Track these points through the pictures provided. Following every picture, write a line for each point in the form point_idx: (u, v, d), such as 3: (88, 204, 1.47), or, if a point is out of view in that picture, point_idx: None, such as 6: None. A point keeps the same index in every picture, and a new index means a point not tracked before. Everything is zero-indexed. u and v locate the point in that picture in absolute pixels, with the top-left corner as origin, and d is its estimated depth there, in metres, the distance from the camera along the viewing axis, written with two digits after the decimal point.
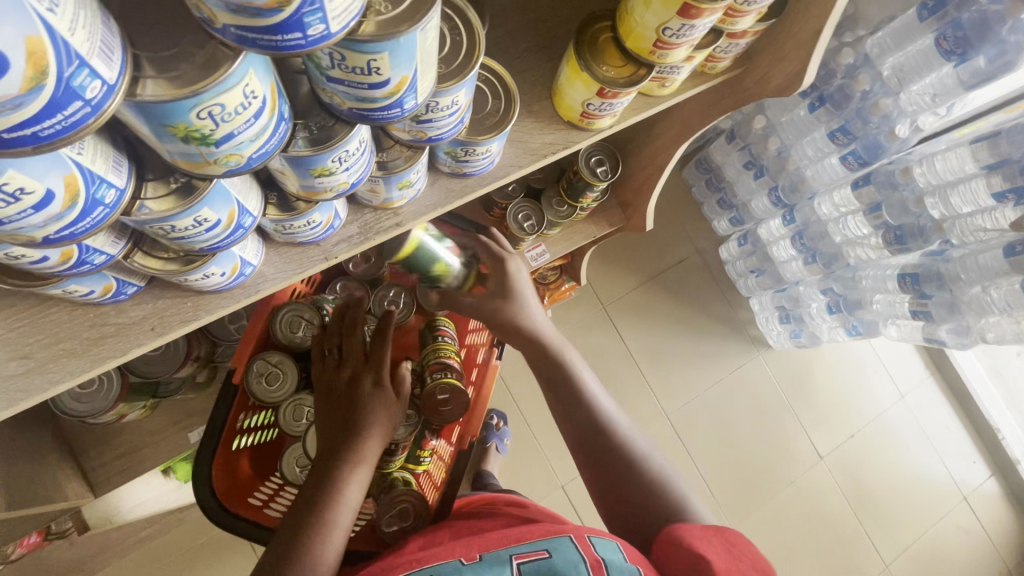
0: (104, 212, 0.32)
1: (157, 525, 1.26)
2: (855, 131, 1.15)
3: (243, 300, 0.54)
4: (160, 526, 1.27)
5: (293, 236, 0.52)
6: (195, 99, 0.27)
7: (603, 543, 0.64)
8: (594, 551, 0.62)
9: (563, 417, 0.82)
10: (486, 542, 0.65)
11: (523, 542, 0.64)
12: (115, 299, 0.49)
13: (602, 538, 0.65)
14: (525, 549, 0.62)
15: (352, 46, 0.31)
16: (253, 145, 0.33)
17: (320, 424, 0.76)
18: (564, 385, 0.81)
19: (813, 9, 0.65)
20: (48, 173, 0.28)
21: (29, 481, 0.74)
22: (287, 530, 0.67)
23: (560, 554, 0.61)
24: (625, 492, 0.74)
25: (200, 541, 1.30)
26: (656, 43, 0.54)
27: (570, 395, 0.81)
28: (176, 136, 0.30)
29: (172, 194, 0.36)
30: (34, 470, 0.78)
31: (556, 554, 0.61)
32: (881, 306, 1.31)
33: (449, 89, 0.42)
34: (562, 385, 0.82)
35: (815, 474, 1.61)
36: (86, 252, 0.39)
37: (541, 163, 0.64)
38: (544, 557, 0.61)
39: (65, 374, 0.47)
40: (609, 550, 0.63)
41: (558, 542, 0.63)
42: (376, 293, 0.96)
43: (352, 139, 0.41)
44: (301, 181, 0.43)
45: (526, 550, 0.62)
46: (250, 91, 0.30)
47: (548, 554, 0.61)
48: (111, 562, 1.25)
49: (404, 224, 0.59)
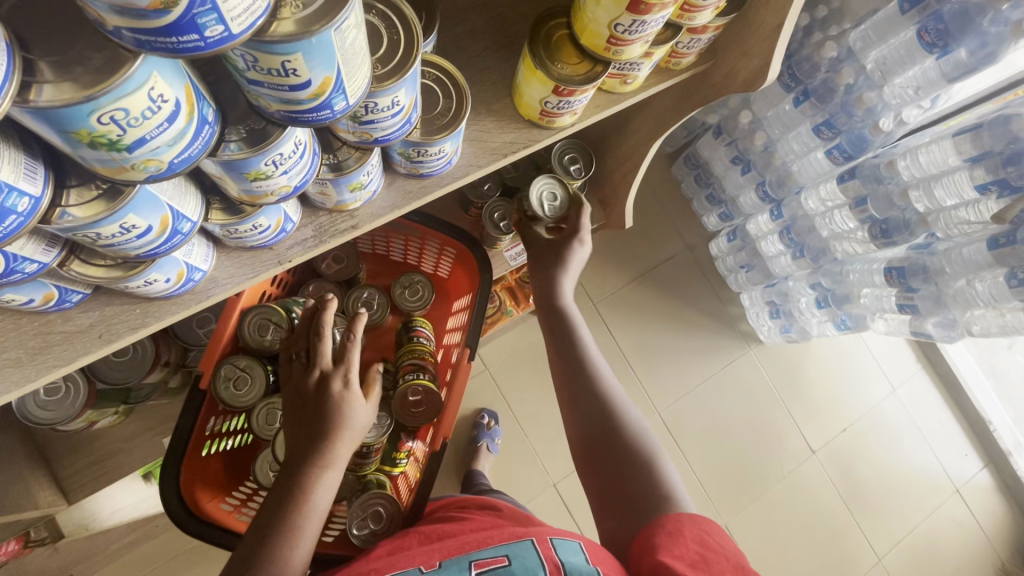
0: (18, 221, 0.32)
1: (143, 530, 1.25)
2: (840, 125, 1.14)
3: (196, 306, 0.53)
4: (146, 531, 1.26)
5: (241, 240, 0.51)
6: (91, 103, 0.27)
7: (565, 544, 0.64)
8: (554, 554, 0.62)
9: (566, 395, 0.83)
10: (449, 548, 0.64)
11: (484, 548, 0.63)
12: (60, 306, 0.48)
13: (564, 539, 0.65)
14: (486, 556, 0.61)
15: (262, 46, 0.30)
16: (171, 150, 0.32)
17: (289, 425, 0.74)
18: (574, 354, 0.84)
19: (777, 5, 0.64)
20: None
21: None
22: (255, 533, 0.68)
23: (520, 561, 0.60)
24: (614, 468, 0.75)
25: (186, 545, 1.29)
26: (610, 39, 0.53)
27: (578, 373, 0.83)
28: (83, 142, 0.29)
29: (97, 200, 0.35)
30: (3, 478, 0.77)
31: (516, 561, 0.60)
32: (868, 300, 1.30)
33: (388, 89, 0.41)
34: (571, 360, 0.84)
35: (807, 469, 1.61)
36: (14, 261, 0.38)
37: (502, 162, 0.63)
38: (503, 564, 0.60)
39: (9, 384, 0.46)
40: (571, 553, 0.63)
41: (519, 547, 0.62)
42: (350, 295, 0.96)
43: (286, 142, 0.40)
44: (239, 186, 0.42)
45: (486, 556, 0.61)
46: (158, 94, 0.29)
47: (508, 561, 0.60)
48: (96, 568, 1.24)
49: (361, 226, 0.58)
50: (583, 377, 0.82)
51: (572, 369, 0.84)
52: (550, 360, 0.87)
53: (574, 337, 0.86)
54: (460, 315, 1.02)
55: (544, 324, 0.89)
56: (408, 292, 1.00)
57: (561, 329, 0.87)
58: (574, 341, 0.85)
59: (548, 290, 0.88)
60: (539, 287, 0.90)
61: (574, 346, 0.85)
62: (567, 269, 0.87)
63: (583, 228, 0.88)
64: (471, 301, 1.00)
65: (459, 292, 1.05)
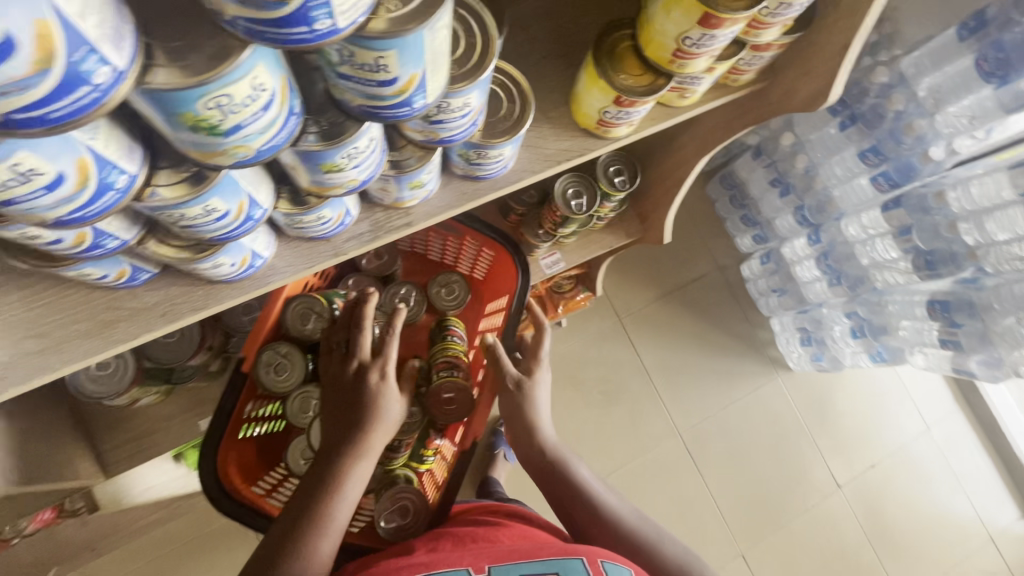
0: (114, 196, 0.33)
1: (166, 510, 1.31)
2: (886, 152, 1.12)
3: (253, 291, 0.55)
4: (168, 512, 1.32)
5: (303, 230, 0.53)
6: (202, 88, 0.28)
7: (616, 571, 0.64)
8: None
9: (566, 520, 0.80)
10: (498, 554, 0.65)
11: (534, 560, 0.64)
12: (129, 283, 0.50)
13: (614, 563, 0.66)
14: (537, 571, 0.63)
15: (360, 42, 0.31)
16: (261, 138, 0.33)
17: (328, 417, 0.76)
18: (560, 476, 0.82)
19: (842, 25, 0.63)
20: (60, 154, 0.28)
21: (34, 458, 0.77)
22: (285, 522, 0.68)
23: None
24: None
25: (204, 529, 1.36)
26: (677, 52, 0.53)
27: (571, 496, 0.80)
28: (186, 125, 0.30)
29: (183, 182, 0.37)
30: (42, 447, 0.80)
31: None
32: (907, 333, 1.27)
33: (461, 91, 0.42)
34: (558, 485, 0.82)
35: (832, 506, 1.56)
36: (100, 236, 0.40)
37: (556, 169, 0.64)
38: None
39: (79, 354, 0.50)
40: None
41: (570, 565, 0.64)
42: (387, 291, 0.98)
43: (362, 137, 0.41)
44: (312, 176, 0.43)
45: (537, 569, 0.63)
46: (259, 83, 0.30)
47: None
48: (119, 544, 1.31)
49: (414, 224, 0.59)
50: (577, 497, 0.80)
51: (561, 492, 0.81)
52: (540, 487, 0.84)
53: (556, 461, 0.84)
54: (494, 317, 1.03)
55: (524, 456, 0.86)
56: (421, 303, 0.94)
57: (542, 455, 0.84)
58: (556, 464, 0.83)
59: (519, 416, 0.86)
60: (511, 424, 0.88)
61: (557, 469, 0.83)
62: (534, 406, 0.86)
63: (541, 355, 0.90)
64: (506, 303, 1.00)
65: (494, 295, 1.05)
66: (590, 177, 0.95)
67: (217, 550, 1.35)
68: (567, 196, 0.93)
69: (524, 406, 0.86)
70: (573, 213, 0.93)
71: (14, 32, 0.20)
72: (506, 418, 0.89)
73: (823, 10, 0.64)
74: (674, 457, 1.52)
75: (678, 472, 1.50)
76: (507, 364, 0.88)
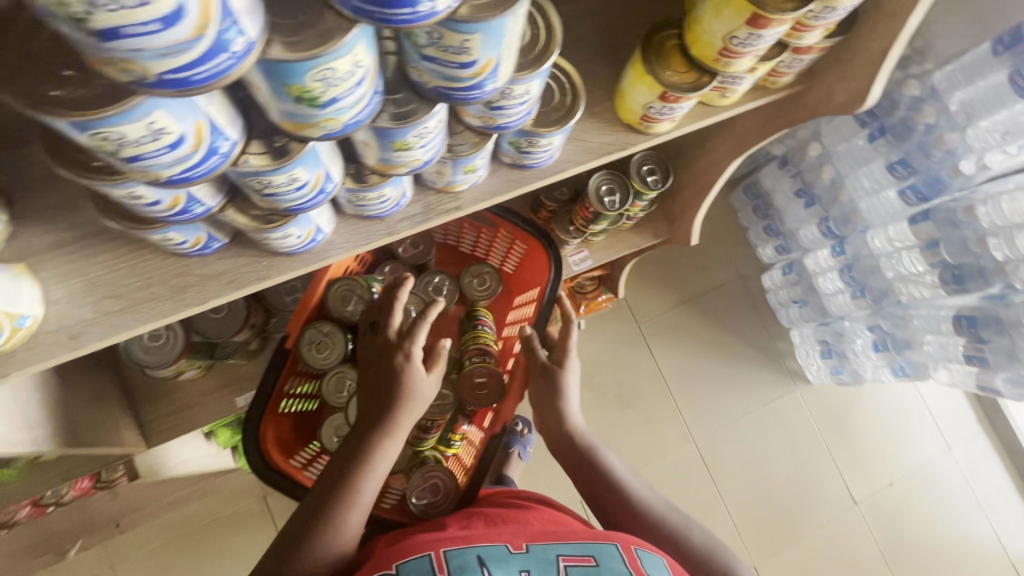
0: (218, 160, 0.36)
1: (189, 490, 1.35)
2: (916, 165, 1.12)
3: (311, 265, 0.59)
4: (190, 493, 1.37)
5: (362, 208, 0.56)
6: (313, 62, 0.31)
7: (649, 558, 0.67)
8: (640, 565, 0.65)
9: (597, 507, 0.82)
10: (534, 534, 0.67)
11: (571, 543, 0.66)
12: (201, 251, 0.54)
13: (648, 551, 0.68)
14: (574, 552, 0.65)
15: (451, 25, 0.34)
16: (350, 111, 0.37)
17: (363, 392, 0.78)
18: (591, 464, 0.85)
19: (883, 30, 0.65)
20: (185, 116, 0.32)
21: (80, 423, 0.81)
22: (319, 492, 0.72)
23: (607, 564, 0.64)
24: None
25: (223, 512, 1.40)
26: (723, 51, 0.56)
27: (601, 484, 0.83)
28: (290, 95, 0.34)
29: (272, 152, 0.40)
30: (90, 413, 0.85)
31: (603, 564, 0.64)
32: (932, 348, 1.27)
33: (525, 78, 0.45)
34: (589, 473, 0.84)
35: (848, 522, 1.55)
36: (191, 201, 0.43)
37: (599, 161, 0.66)
38: (591, 565, 0.63)
39: (151, 315, 0.53)
40: (655, 568, 0.66)
41: (606, 550, 0.66)
42: (421, 279, 1.01)
43: (432, 117, 0.44)
44: (381, 154, 0.47)
45: (574, 550, 0.65)
46: (357, 61, 0.33)
47: (595, 562, 0.64)
48: (143, 520, 1.36)
49: (464, 208, 0.62)
50: (607, 485, 0.82)
51: (593, 480, 0.84)
52: (570, 474, 0.87)
53: (587, 450, 0.86)
54: (524, 308, 1.05)
55: (554, 445, 0.89)
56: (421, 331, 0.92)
57: (573, 443, 0.87)
58: (588, 454, 0.86)
59: (552, 405, 0.89)
60: (543, 413, 0.90)
61: (588, 457, 0.85)
62: (566, 398, 0.88)
63: (568, 350, 0.91)
64: (537, 294, 1.03)
65: (523, 288, 1.08)
66: (623, 176, 0.98)
67: (236, 532, 1.39)
68: (600, 193, 0.95)
69: (555, 395, 0.88)
70: (606, 210, 0.95)
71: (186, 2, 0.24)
72: (538, 407, 0.91)
73: (864, 15, 0.66)
74: (689, 464, 1.52)
75: (693, 480, 1.51)
76: (539, 349, 0.92)
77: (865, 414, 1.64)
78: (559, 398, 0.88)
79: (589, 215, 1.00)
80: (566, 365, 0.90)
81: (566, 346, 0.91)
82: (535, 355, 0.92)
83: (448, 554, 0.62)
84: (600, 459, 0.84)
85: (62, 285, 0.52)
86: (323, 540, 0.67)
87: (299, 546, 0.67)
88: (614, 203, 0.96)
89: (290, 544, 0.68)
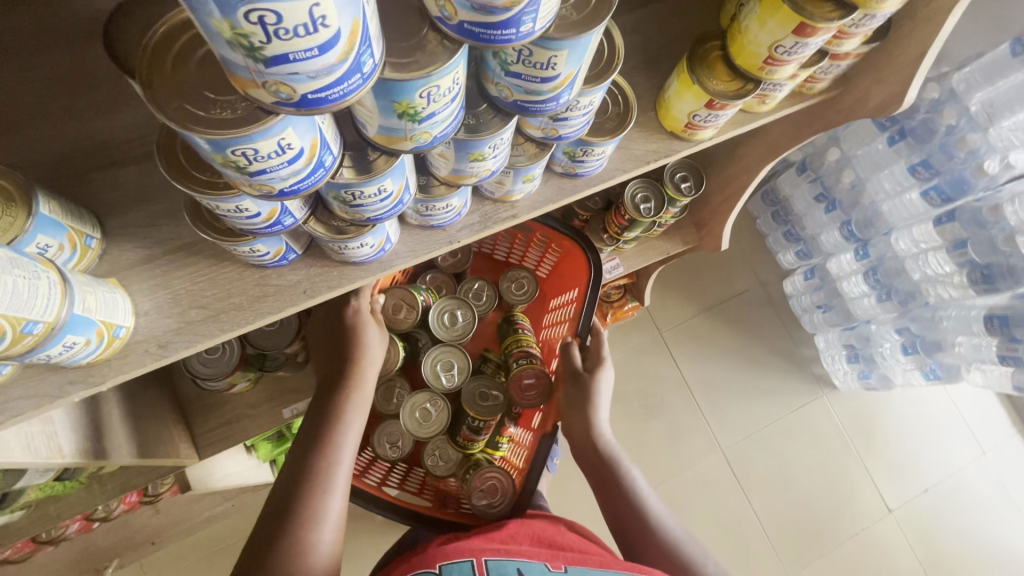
0: (322, 174, 0.39)
1: (226, 506, 1.37)
2: (938, 166, 1.13)
3: (378, 273, 0.61)
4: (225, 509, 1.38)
5: (428, 218, 0.59)
6: (426, 80, 0.34)
7: None
8: None
9: (614, 516, 0.79)
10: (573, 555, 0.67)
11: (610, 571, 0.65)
12: (278, 262, 0.57)
13: None
14: None
15: (542, 43, 0.38)
16: (442, 124, 0.40)
17: (316, 363, 0.77)
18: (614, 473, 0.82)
19: (917, 37, 0.67)
20: (306, 132, 0.35)
21: (139, 434, 0.83)
22: (287, 478, 0.67)
23: None
24: None
25: None
26: (767, 60, 0.58)
27: (623, 495, 0.80)
28: (397, 111, 0.37)
29: (363, 166, 0.44)
30: (148, 425, 0.88)
31: None
32: (964, 349, 1.25)
33: (590, 91, 0.48)
34: (610, 485, 0.82)
35: (880, 530, 1.52)
36: (284, 213, 0.47)
37: (644, 168, 0.69)
38: None
39: (230, 324, 0.56)
40: None
41: None
42: (461, 287, 1.02)
43: (506, 130, 0.47)
44: (454, 165, 0.50)
45: None
46: (456, 78, 0.37)
47: None
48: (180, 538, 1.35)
49: (519, 216, 0.65)
50: (628, 498, 0.79)
51: (612, 491, 0.81)
52: (592, 481, 0.85)
53: (610, 459, 0.84)
54: (563, 309, 1.07)
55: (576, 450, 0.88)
56: (447, 374, 0.92)
57: (596, 450, 0.86)
58: (610, 464, 0.84)
59: (580, 402, 0.90)
60: (570, 419, 0.90)
61: (610, 467, 0.83)
62: (598, 406, 0.89)
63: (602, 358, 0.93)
64: (575, 297, 1.05)
65: (560, 290, 1.10)
66: (655, 182, 1.00)
67: None
68: (636, 200, 0.98)
69: (587, 398, 0.90)
70: (641, 217, 0.98)
71: (342, 29, 0.27)
72: (567, 414, 0.92)
73: (897, 23, 0.69)
74: (717, 472, 1.51)
75: (721, 490, 1.50)
76: (575, 355, 0.94)
77: (892, 420, 1.62)
78: (590, 407, 0.88)
79: (620, 224, 1.03)
80: (599, 373, 0.91)
81: (601, 353, 0.93)
82: (572, 364, 0.94)
83: (488, 562, 0.64)
84: (623, 471, 0.83)
85: (151, 298, 0.54)
86: (296, 528, 0.62)
87: (274, 540, 0.62)
88: (649, 209, 0.98)
89: (260, 546, 0.62)
